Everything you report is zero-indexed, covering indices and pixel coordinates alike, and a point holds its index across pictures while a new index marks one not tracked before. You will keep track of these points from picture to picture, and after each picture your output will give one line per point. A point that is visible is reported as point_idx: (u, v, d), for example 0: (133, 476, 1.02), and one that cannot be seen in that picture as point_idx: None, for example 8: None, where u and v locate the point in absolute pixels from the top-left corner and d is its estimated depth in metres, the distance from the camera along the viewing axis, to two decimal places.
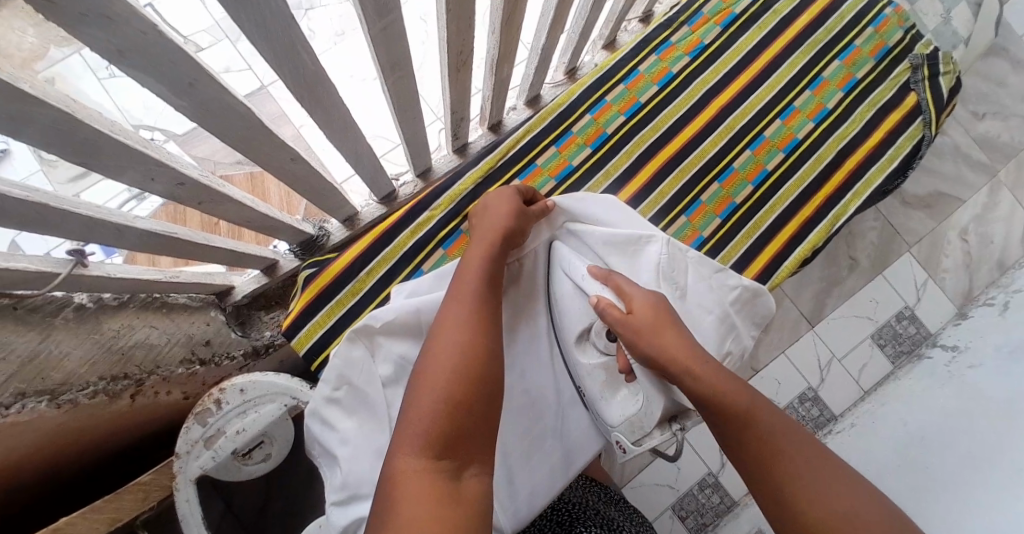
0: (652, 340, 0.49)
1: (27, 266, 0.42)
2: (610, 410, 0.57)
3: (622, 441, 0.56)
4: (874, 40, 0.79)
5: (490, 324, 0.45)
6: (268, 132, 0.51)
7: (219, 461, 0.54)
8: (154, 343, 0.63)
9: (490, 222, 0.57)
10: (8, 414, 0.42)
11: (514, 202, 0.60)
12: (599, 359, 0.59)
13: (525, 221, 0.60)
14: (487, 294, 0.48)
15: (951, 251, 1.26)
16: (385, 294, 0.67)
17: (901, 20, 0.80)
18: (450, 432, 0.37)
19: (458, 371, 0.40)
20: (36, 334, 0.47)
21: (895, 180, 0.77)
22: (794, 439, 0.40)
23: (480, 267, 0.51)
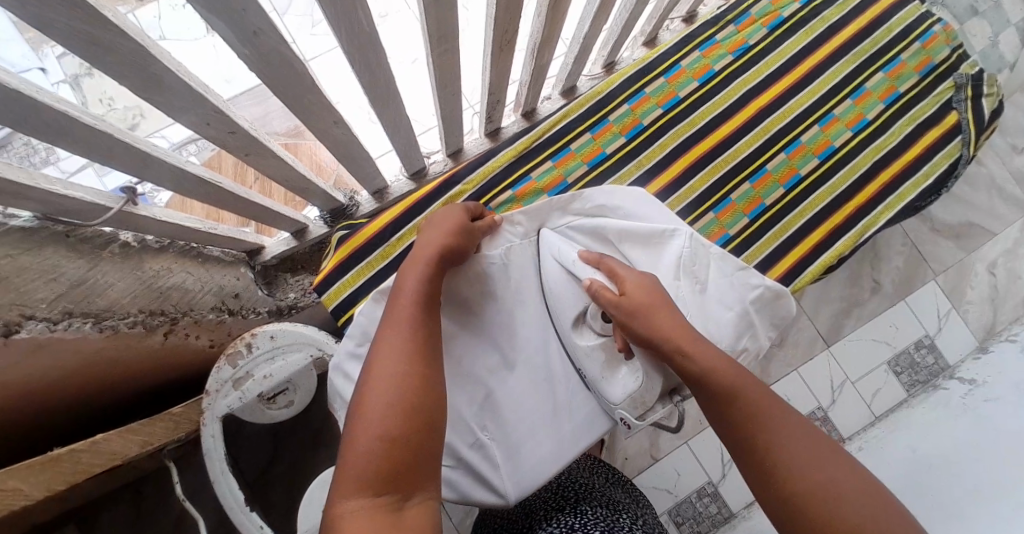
0: (646, 320, 0.52)
1: (83, 197, 0.45)
2: (613, 390, 0.58)
3: (626, 418, 0.58)
4: (920, 56, 0.79)
5: (429, 353, 0.43)
6: (318, 93, 0.53)
7: (245, 403, 0.57)
8: (189, 288, 0.66)
9: (427, 241, 0.54)
10: (56, 330, 0.45)
11: (454, 219, 0.57)
12: (597, 339, 0.60)
13: (467, 238, 0.57)
14: (425, 316, 0.45)
15: (977, 283, 1.24)
16: None
17: (949, 38, 0.79)
18: (392, 470, 0.35)
19: (397, 402, 0.38)
20: (85, 261, 0.49)
21: (928, 198, 0.76)
22: (788, 420, 0.42)
23: (419, 286, 0.48)
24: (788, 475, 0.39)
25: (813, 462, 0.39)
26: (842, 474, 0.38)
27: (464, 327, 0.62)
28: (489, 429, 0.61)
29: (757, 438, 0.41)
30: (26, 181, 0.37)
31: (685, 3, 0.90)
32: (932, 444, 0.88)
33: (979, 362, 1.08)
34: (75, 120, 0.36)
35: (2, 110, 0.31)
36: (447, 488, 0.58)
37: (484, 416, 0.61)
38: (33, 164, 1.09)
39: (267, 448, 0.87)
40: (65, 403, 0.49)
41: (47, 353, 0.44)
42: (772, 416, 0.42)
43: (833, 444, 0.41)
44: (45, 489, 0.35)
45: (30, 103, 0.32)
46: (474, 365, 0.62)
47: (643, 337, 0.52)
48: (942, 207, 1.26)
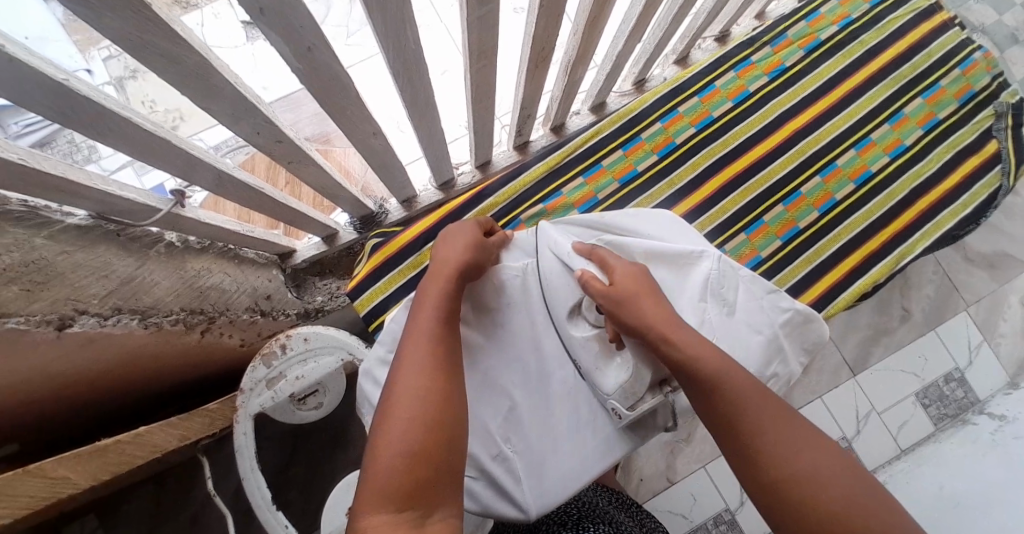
0: (633, 308, 0.53)
1: (136, 198, 0.47)
2: (606, 380, 0.59)
3: (617, 407, 0.59)
4: (960, 83, 0.78)
5: (451, 367, 0.43)
6: (360, 105, 0.55)
7: (277, 402, 0.58)
8: (226, 288, 0.68)
9: (446, 255, 0.55)
10: (106, 325, 0.47)
11: (476, 231, 0.59)
12: (592, 331, 0.61)
13: (484, 253, 0.58)
14: (442, 329, 0.46)
15: (1011, 315, 1.21)
16: None
17: (990, 66, 0.78)
18: (416, 483, 0.35)
19: (418, 416, 0.38)
20: (134, 260, 0.51)
21: (966, 227, 0.75)
22: (772, 406, 0.43)
23: (439, 297, 0.49)
24: (782, 475, 0.39)
25: (797, 447, 0.40)
26: (826, 462, 0.39)
27: (489, 336, 0.63)
28: (512, 441, 0.61)
29: (741, 425, 0.42)
30: (83, 181, 0.39)
31: (720, 23, 0.91)
32: (960, 479, 0.85)
33: (1012, 397, 1.05)
34: (134, 125, 0.39)
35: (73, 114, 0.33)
36: (468, 498, 0.58)
37: (507, 428, 0.61)
38: (76, 161, 1.13)
39: (287, 449, 0.89)
40: (105, 393, 0.51)
41: (97, 345, 0.46)
42: (753, 407, 0.42)
43: (819, 430, 0.42)
44: (92, 479, 0.35)
45: (95, 102, 0.34)
46: (498, 376, 0.62)
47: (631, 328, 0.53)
48: (975, 235, 1.24)
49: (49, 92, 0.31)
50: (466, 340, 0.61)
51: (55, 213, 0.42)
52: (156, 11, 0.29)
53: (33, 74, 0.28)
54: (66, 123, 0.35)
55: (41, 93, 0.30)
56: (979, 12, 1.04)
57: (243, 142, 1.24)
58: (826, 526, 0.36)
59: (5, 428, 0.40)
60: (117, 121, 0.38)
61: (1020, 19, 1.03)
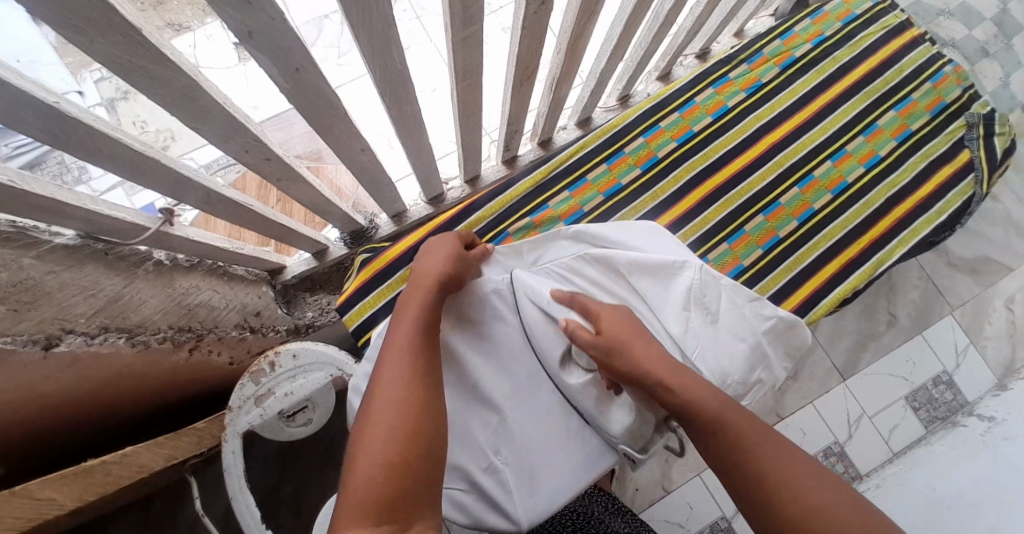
0: (625, 354, 0.55)
1: (124, 217, 0.48)
2: (612, 424, 0.62)
3: (629, 452, 0.62)
4: (930, 96, 0.81)
5: (430, 377, 0.44)
6: (347, 123, 0.56)
7: (266, 419, 0.57)
8: (214, 305, 0.68)
9: (428, 268, 0.55)
10: (92, 344, 0.47)
11: (455, 243, 0.59)
12: (586, 375, 0.63)
13: (464, 265, 0.59)
14: (420, 341, 0.46)
15: (995, 319, 1.24)
16: None
17: (960, 79, 0.81)
18: (392, 495, 0.35)
19: (396, 428, 0.38)
20: (121, 278, 0.52)
21: (942, 233, 0.77)
22: (778, 444, 0.43)
23: (418, 312, 0.49)
24: (790, 513, 0.39)
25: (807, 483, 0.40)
26: (833, 498, 0.39)
27: (477, 347, 0.63)
28: (503, 453, 0.61)
29: (749, 466, 0.42)
30: (71, 200, 0.40)
31: (699, 42, 0.94)
32: (950, 483, 0.86)
33: (999, 399, 1.06)
34: (124, 146, 0.40)
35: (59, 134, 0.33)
36: (457, 511, 0.57)
37: (497, 439, 0.61)
38: (66, 183, 1.14)
39: (276, 467, 0.88)
40: (95, 416, 0.50)
41: (85, 366, 0.45)
42: (755, 443, 0.43)
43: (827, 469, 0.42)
44: (78, 500, 0.35)
45: (83, 123, 0.35)
46: (488, 387, 0.62)
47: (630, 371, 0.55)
48: (956, 241, 1.27)
49: (37, 114, 0.31)
50: (454, 353, 0.62)
51: (44, 233, 0.43)
52: (146, 35, 0.30)
53: (22, 98, 0.29)
54: (54, 144, 0.35)
55: (31, 115, 0.31)
56: (948, 27, 1.08)
57: (233, 161, 1.24)
58: None
59: (9, 458, 0.40)
60: (107, 141, 0.38)
61: (989, 32, 1.07)
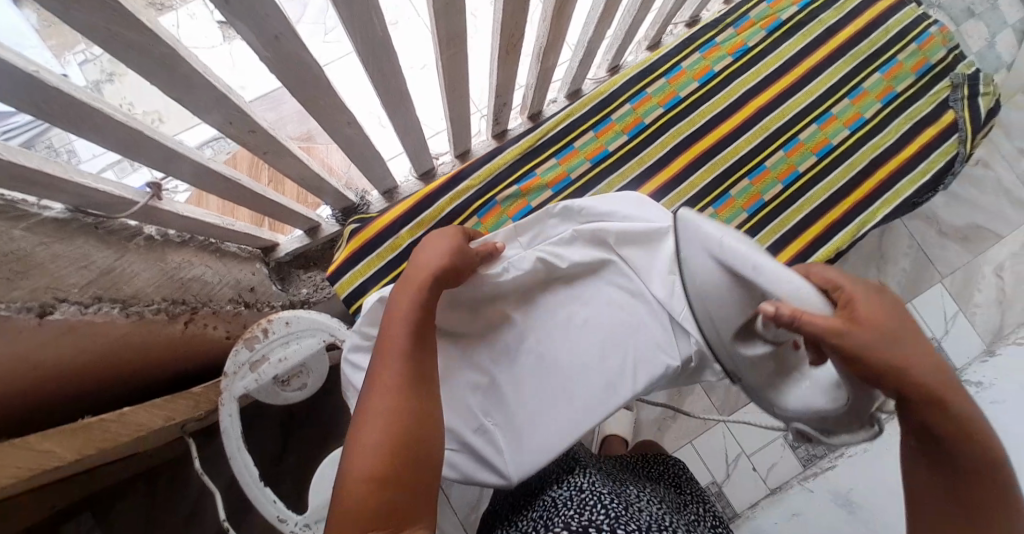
0: (892, 355, 0.36)
1: (111, 190, 0.49)
2: (790, 400, 0.50)
3: (807, 430, 0.52)
4: (916, 57, 0.79)
5: (422, 384, 0.43)
6: (331, 94, 0.56)
7: (261, 385, 0.58)
8: (208, 280, 0.69)
9: (423, 260, 0.54)
10: (87, 313, 0.47)
11: (454, 236, 0.58)
12: (767, 348, 0.49)
13: (462, 260, 0.57)
14: (413, 346, 0.45)
15: (984, 285, 1.26)
16: None
17: (946, 40, 0.80)
18: (381, 509, 0.35)
19: (386, 439, 0.38)
20: (112, 252, 0.52)
21: (925, 194, 0.76)
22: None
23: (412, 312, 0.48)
24: None
25: None
26: None
27: (468, 315, 0.64)
28: (493, 415, 0.62)
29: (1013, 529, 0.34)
30: (60, 173, 0.40)
31: (688, 8, 0.93)
32: None
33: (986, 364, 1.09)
34: (107, 117, 0.40)
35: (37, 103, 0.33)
36: (449, 469, 0.59)
37: (488, 402, 0.62)
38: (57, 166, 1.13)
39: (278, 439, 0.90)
40: (95, 383, 0.52)
41: (79, 335, 0.46)
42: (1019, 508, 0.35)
43: None
44: (78, 453, 0.36)
45: (63, 93, 0.35)
46: (480, 354, 0.64)
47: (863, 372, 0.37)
48: (946, 210, 1.28)
49: (17, 84, 0.31)
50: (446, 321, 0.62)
51: (33, 206, 0.43)
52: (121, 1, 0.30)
53: (8, 68, 0.29)
54: (40, 116, 0.35)
55: (13, 86, 0.31)
56: None
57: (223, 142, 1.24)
58: None
59: (11, 426, 0.40)
60: (90, 112, 0.39)
61: None
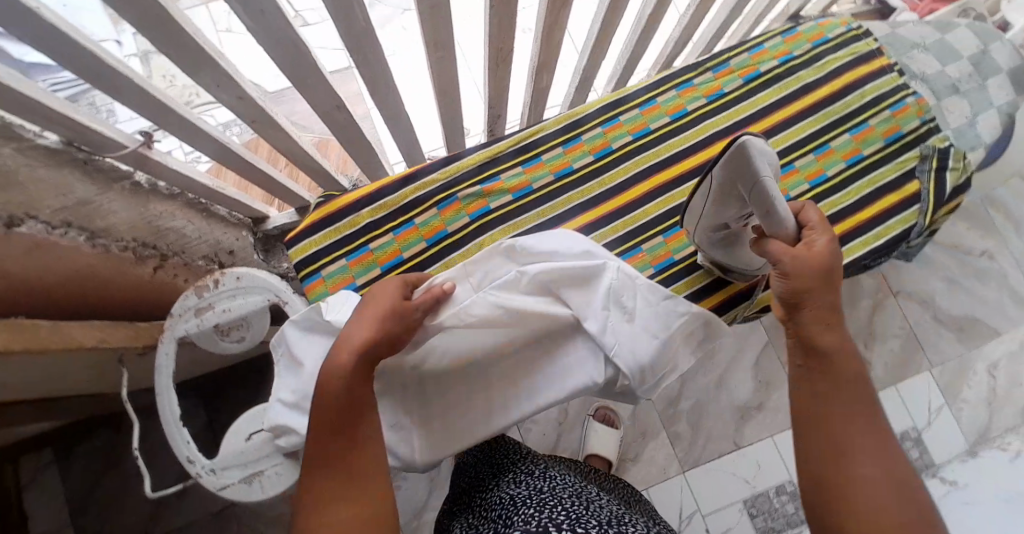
0: (806, 289, 0.49)
1: (104, 131, 0.52)
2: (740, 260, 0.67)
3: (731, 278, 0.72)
4: (888, 123, 0.77)
5: (359, 484, 0.41)
6: (317, 75, 0.60)
7: (202, 330, 0.62)
8: (186, 234, 0.75)
9: (353, 332, 0.48)
10: (53, 234, 0.52)
11: (392, 294, 0.52)
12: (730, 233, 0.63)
13: (402, 319, 0.51)
14: (347, 444, 0.42)
15: (976, 382, 1.27)
16: (370, 238, 0.72)
17: (921, 111, 0.77)
18: None
19: None
20: (95, 188, 0.56)
21: (875, 259, 0.72)
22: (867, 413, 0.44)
23: (340, 403, 0.43)
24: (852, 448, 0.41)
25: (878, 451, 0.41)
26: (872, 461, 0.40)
27: None
28: (411, 408, 0.63)
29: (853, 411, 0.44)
30: (59, 108, 0.44)
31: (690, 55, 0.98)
32: None
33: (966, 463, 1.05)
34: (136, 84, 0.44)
35: (81, 71, 0.39)
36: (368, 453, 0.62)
37: (406, 392, 0.64)
38: None
39: None
40: (56, 306, 0.56)
41: (45, 254, 0.51)
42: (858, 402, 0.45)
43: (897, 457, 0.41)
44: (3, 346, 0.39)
45: (103, 62, 0.39)
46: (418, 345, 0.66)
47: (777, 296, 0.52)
48: (947, 299, 1.32)
49: (62, 57, 0.36)
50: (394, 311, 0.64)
51: (30, 132, 0.48)
52: None
53: (67, 40, 0.34)
54: (86, 77, 0.40)
55: (56, 53, 0.35)
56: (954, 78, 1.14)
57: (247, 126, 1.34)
58: (845, 484, 0.40)
59: None
60: (124, 84, 0.43)
61: None
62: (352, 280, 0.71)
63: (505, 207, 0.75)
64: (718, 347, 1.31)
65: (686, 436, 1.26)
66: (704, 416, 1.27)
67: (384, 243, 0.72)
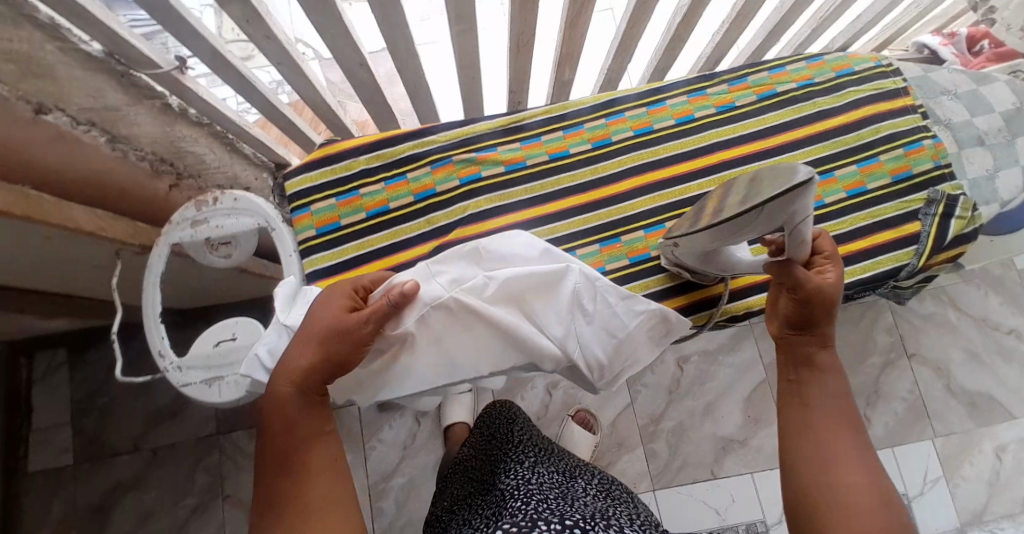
0: (817, 310, 0.52)
1: (142, 48, 0.55)
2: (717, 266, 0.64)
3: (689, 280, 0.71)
4: (900, 161, 0.75)
5: (301, 486, 0.45)
6: (343, 31, 0.63)
7: (194, 240, 0.66)
8: (205, 161, 0.80)
9: (297, 354, 0.51)
10: (75, 128, 0.57)
11: (336, 309, 0.53)
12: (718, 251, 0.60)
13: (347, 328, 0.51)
14: (291, 454, 0.46)
15: (980, 462, 1.20)
16: (360, 184, 0.76)
17: (937, 155, 0.75)
18: None
19: None
20: (123, 96, 0.61)
21: (857, 292, 0.71)
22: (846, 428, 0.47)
23: (284, 421, 0.48)
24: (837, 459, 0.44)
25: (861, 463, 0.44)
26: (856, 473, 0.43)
27: None
28: None
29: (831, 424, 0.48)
30: (102, 16, 0.48)
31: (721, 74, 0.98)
32: None
33: None
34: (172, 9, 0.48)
35: None
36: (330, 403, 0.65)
37: None
38: None
39: None
40: (86, 202, 0.62)
41: (65, 143, 0.55)
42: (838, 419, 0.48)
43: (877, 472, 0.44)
44: None
45: None
46: None
47: (799, 318, 0.53)
48: (963, 371, 1.26)
49: None
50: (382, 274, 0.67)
51: (76, 38, 0.55)
52: None
53: None
54: None
55: None
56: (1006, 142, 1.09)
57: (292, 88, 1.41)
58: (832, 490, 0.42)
59: None
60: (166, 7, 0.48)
61: None
62: (338, 219, 0.75)
63: (496, 177, 0.76)
64: (712, 375, 1.29)
65: (663, 456, 1.24)
66: (685, 440, 1.25)
67: (374, 191, 0.76)
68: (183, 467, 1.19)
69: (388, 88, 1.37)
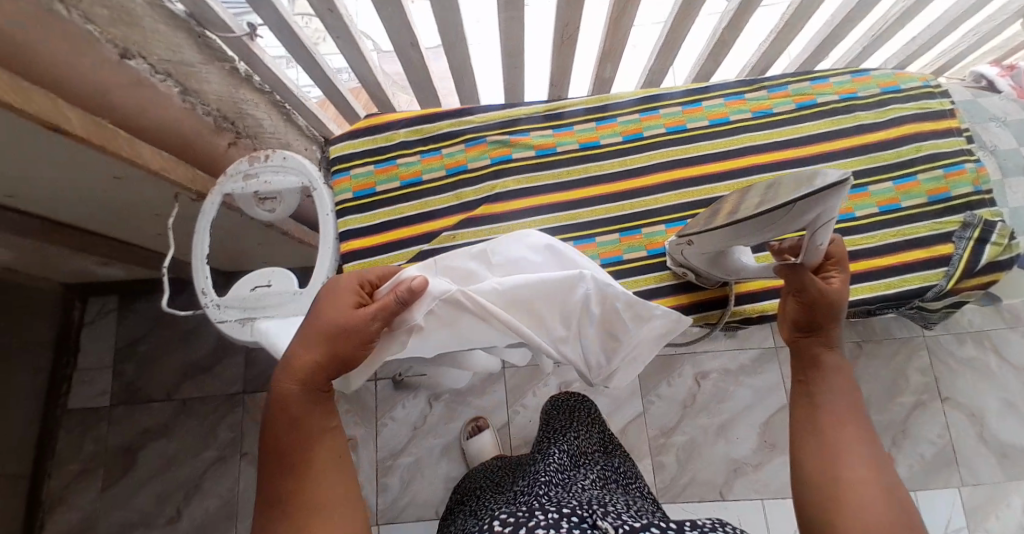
0: (825, 314, 0.53)
1: (219, 13, 0.61)
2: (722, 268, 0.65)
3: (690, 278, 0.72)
4: (938, 183, 0.74)
5: (305, 488, 0.43)
6: (400, 12, 0.67)
7: (244, 192, 0.71)
8: (261, 124, 0.85)
9: (302, 355, 0.47)
10: (153, 76, 0.61)
11: (342, 308, 0.50)
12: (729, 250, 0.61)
13: (353, 330, 0.48)
14: (297, 457, 0.44)
15: (1009, 517, 1.14)
16: (396, 155, 0.80)
17: (978, 180, 0.73)
18: None
19: None
20: (196, 55, 0.67)
21: (878, 308, 0.70)
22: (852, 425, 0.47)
23: (289, 426, 0.45)
24: (838, 457, 0.44)
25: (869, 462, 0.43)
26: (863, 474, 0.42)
27: None
28: None
29: (835, 422, 0.47)
30: None
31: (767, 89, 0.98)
32: None
33: None
34: None
35: None
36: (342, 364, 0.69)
37: None
38: None
39: None
40: (152, 145, 0.65)
41: (141, 88, 0.59)
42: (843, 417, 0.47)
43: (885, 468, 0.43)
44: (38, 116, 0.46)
45: None
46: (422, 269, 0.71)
47: (806, 322, 0.54)
48: (999, 421, 1.20)
49: None
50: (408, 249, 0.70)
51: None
52: None
53: None
54: None
55: None
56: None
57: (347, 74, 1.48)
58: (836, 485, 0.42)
59: None
60: None
61: None
62: (373, 185, 0.79)
63: (526, 160, 0.79)
64: (730, 394, 1.27)
65: (670, 470, 1.23)
66: (695, 457, 1.23)
67: (410, 162, 0.79)
68: (208, 419, 1.25)
69: (438, 82, 1.42)
